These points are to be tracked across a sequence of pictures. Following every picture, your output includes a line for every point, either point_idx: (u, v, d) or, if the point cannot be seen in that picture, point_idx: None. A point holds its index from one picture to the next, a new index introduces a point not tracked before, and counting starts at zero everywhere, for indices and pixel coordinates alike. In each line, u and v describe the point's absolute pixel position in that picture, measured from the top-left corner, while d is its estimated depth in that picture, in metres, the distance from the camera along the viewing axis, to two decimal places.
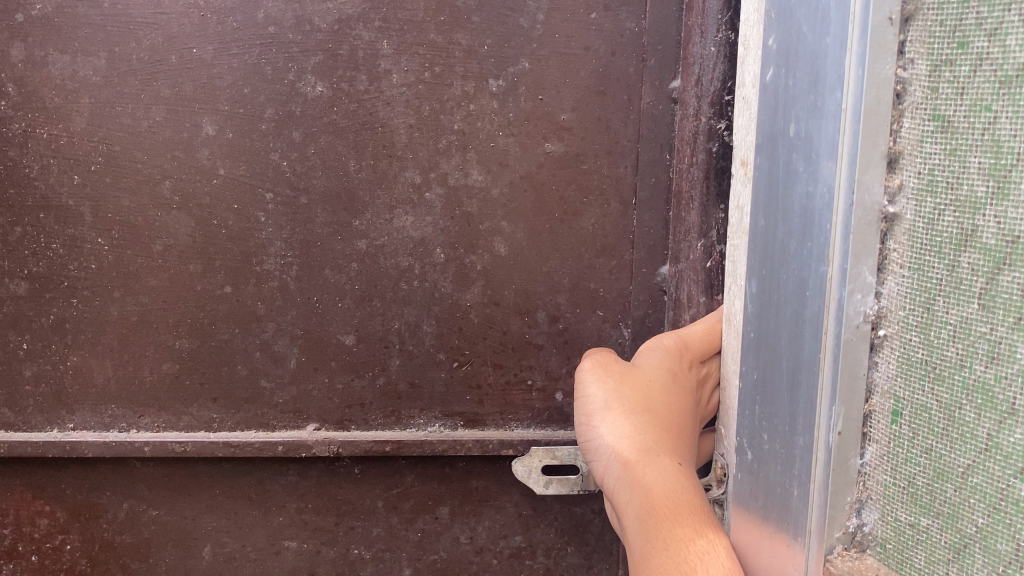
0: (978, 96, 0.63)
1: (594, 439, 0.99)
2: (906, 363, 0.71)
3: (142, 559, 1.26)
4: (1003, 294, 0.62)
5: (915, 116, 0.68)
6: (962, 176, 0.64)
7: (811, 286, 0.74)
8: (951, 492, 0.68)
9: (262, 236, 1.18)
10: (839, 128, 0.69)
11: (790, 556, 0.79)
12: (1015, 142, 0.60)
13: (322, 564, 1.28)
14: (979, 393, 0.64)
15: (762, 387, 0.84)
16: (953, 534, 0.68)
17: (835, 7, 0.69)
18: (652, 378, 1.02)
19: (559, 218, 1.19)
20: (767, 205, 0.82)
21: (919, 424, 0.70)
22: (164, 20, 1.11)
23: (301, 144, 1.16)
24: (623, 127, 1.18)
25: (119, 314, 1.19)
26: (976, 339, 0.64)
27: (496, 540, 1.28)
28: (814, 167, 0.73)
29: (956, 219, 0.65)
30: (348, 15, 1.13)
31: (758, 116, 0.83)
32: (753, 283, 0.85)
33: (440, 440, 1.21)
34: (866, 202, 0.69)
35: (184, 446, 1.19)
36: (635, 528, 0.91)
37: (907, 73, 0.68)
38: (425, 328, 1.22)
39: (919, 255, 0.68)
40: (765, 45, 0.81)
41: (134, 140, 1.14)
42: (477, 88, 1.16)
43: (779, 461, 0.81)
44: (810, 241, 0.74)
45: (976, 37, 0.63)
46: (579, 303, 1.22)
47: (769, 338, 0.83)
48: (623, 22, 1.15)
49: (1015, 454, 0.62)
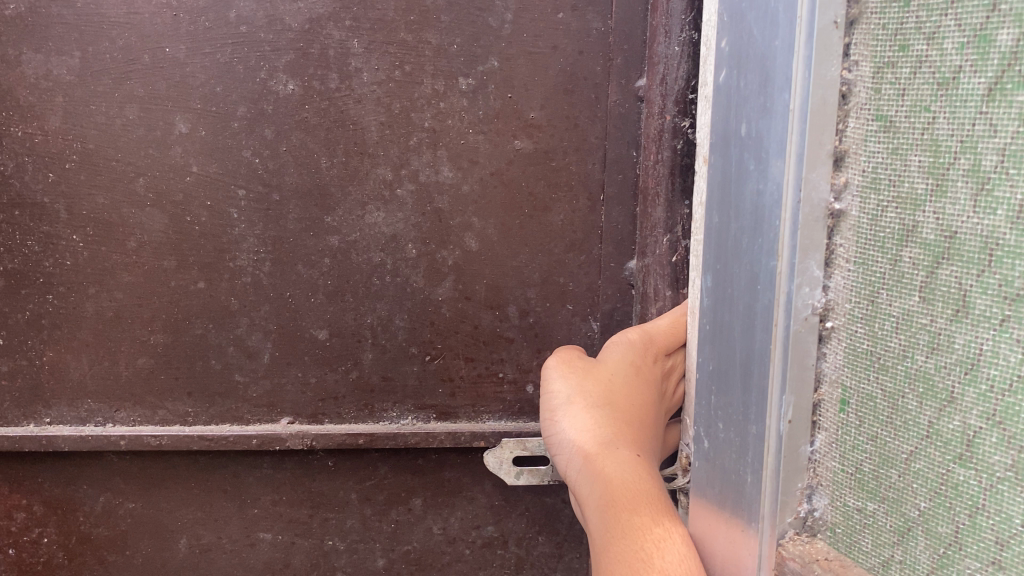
0: (918, 97, 0.65)
1: (557, 433, 1.03)
2: (853, 354, 0.73)
3: (119, 552, 1.28)
4: (941, 287, 0.64)
5: (859, 116, 0.71)
6: (903, 174, 0.67)
7: (762, 280, 0.77)
8: (895, 478, 0.70)
9: (235, 233, 1.19)
10: (787, 128, 0.71)
11: (745, 542, 0.82)
12: (952, 141, 0.63)
13: (297, 555, 1.30)
14: (920, 382, 0.67)
15: (717, 377, 0.87)
16: (898, 517, 0.70)
17: (782, 12, 0.72)
18: (613, 374, 1.06)
19: (528, 213, 1.22)
20: (720, 201, 0.84)
21: (866, 412, 0.72)
22: (137, 20, 1.13)
23: (273, 142, 1.17)
24: (590, 124, 1.20)
25: (94, 309, 1.20)
26: (917, 331, 0.67)
27: (468, 530, 1.30)
28: (764, 164, 0.76)
29: (899, 215, 0.68)
30: (318, 15, 1.14)
31: (713, 115, 0.86)
32: (708, 277, 0.88)
33: (412, 433, 1.23)
34: (814, 199, 0.72)
35: (159, 439, 1.21)
36: (597, 518, 0.94)
37: (852, 75, 0.70)
38: (397, 322, 1.24)
39: (864, 250, 0.71)
40: (718, 47, 0.84)
41: (108, 138, 1.16)
42: (447, 86, 1.18)
43: (734, 450, 0.84)
44: (761, 236, 0.77)
45: (916, 40, 0.65)
46: (549, 297, 1.25)
47: (723, 330, 0.85)
48: (591, 22, 1.17)
49: (954, 440, 0.64)
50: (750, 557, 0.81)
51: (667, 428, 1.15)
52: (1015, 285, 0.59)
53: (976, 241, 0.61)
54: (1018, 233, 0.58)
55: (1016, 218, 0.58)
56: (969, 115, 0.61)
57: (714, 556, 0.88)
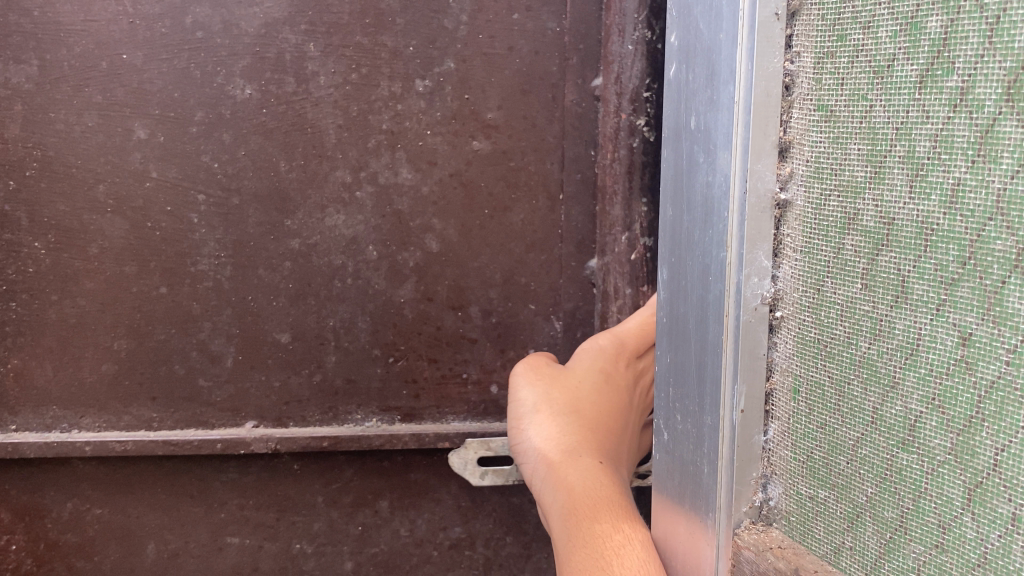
0: (856, 86, 0.66)
1: (523, 441, 1.06)
2: (802, 343, 0.74)
3: (87, 558, 1.28)
4: (882, 273, 0.65)
5: (803, 106, 0.72)
6: (844, 163, 0.68)
7: (713, 271, 0.78)
8: (844, 465, 0.71)
9: (196, 237, 1.20)
10: (732, 120, 0.73)
11: (704, 534, 0.83)
12: (889, 128, 0.63)
13: (265, 559, 1.30)
14: (865, 368, 0.67)
15: (674, 370, 0.88)
16: (847, 504, 0.71)
17: (726, 7, 0.74)
18: (582, 381, 1.09)
19: (488, 214, 1.22)
20: (674, 195, 0.86)
21: (815, 400, 0.73)
22: (94, 27, 1.14)
23: (232, 146, 1.18)
24: (548, 124, 1.21)
25: (57, 316, 1.21)
26: (861, 317, 0.68)
27: (436, 532, 1.31)
28: (712, 157, 0.78)
29: (841, 203, 0.68)
30: (275, 19, 1.15)
31: (664, 110, 0.88)
32: (664, 271, 0.89)
33: (376, 435, 1.24)
34: (759, 189, 0.73)
35: (125, 445, 1.21)
36: (560, 528, 0.95)
37: (794, 66, 0.72)
38: (360, 324, 1.24)
39: (810, 238, 0.72)
40: (668, 43, 0.86)
41: (68, 145, 1.16)
42: (404, 88, 1.18)
43: (690, 441, 0.85)
44: (711, 228, 0.78)
45: (853, 30, 0.66)
46: (511, 297, 1.25)
47: (679, 322, 0.86)
48: (545, 22, 1.19)
49: (897, 425, 0.65)
50: (710, 550, 0.82)
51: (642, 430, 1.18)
52: (951, 269, 0.59)
53: (913, 227, 0.62)
54: (951, 218, 0.59)
55: (950, 203, 0.59)
56: (904, 103, 0.62)
57: (678, 559, 0.89)
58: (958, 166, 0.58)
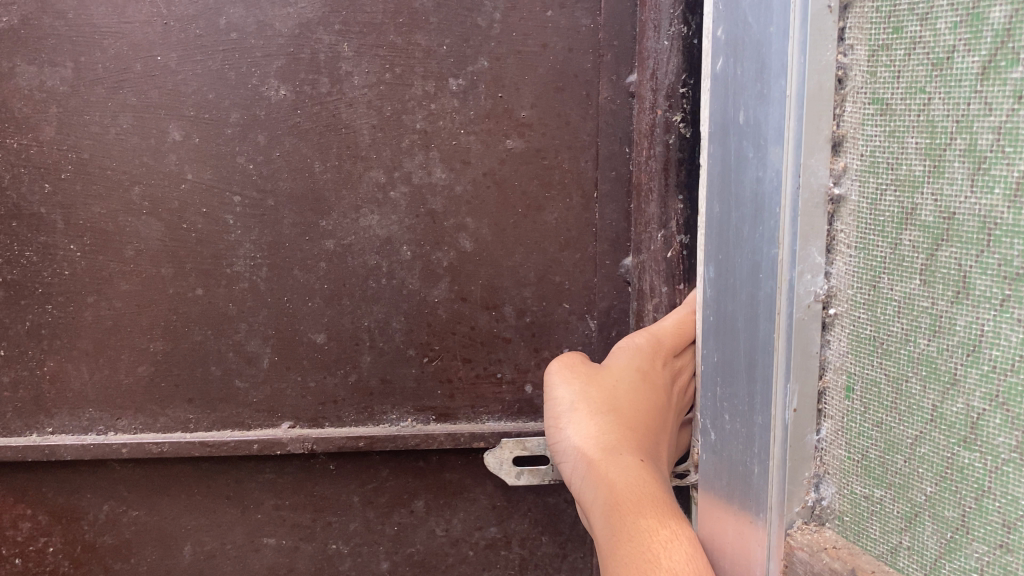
0: (913, 79, 0.66)
1: (562, 440, 1.04)
2: (856, 340, 0.74)
3: (123, 560, 1.28)
4: (941, 269, 0.65)
5: (856, 100, 0.72)
6: (901, 157, 0.67)
7: (764, 268, 0.78)
8: (901, 463, 0.70)
9: (231, 239, 1.20)
10: (784, 114, 0.73)
11: (753, 533, 0.83)
12: (949, 121, 0.63)
13: (301, 559, 1.30)
14: (924, 365, 0.67)
15: (722, 368, 0.88)
16: (905, 503, 0.70)
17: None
18: (619, 380, 1.07)
19: (522, 213, 1.22)
20: (721, 191, 0.86)
21: (871, 398, 0.73)
22: (128, 29, 1.14)
23: (266, 148, 1.18)
24: (582, 122, 1.21)
25: (93, 318, 1.21)
26: (919, 314, 0.67)
27: (471, 532, 1.30)
28: (763, 152, 0.77)
29: (898, 198, 0.68)
30: (308, 20, 1.15)
31: (710, 106, 0.88)
32: (710, 268, 0.89)
33: (412, 435, 1.24)
34: (812, 184, 0.73)
35: (161, 446, 1.21)
36: (603, 524, 0.95)
37: (848, 59, 0.72)
38: (394, 325, 1.24)
39: (865, 234, 0.72)
40: (714, 36, 0.86)
41: (104, 147, 1.16)
42: (437, 87, 1.18)
43: (740, 441, 0.85)
44: (761, 224, 0.78)
45: (910, 22, 0.66)
46: (545, 296, 1.25)
47: (727, 320, 0.86)
48: (579, 19, 1.18)
49: (958, 423, 0.64)
50: (759, 548, 0.82)
51: (681, 429, 1.17)
52: (1015, 264, 0.59)
53: (974, 221, 0.62)
54: (1016, 211, 0.58)
55: (1014, 196, 0.58)
56: (965, 95, 0.61)
57: (723, 553, 0.90)
58: (1022, 158, 0.58)
